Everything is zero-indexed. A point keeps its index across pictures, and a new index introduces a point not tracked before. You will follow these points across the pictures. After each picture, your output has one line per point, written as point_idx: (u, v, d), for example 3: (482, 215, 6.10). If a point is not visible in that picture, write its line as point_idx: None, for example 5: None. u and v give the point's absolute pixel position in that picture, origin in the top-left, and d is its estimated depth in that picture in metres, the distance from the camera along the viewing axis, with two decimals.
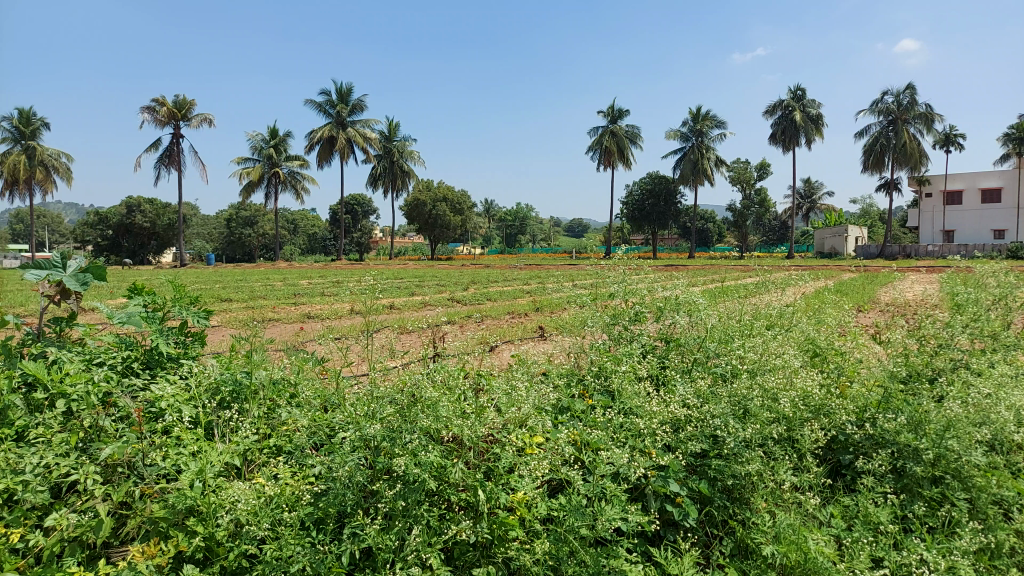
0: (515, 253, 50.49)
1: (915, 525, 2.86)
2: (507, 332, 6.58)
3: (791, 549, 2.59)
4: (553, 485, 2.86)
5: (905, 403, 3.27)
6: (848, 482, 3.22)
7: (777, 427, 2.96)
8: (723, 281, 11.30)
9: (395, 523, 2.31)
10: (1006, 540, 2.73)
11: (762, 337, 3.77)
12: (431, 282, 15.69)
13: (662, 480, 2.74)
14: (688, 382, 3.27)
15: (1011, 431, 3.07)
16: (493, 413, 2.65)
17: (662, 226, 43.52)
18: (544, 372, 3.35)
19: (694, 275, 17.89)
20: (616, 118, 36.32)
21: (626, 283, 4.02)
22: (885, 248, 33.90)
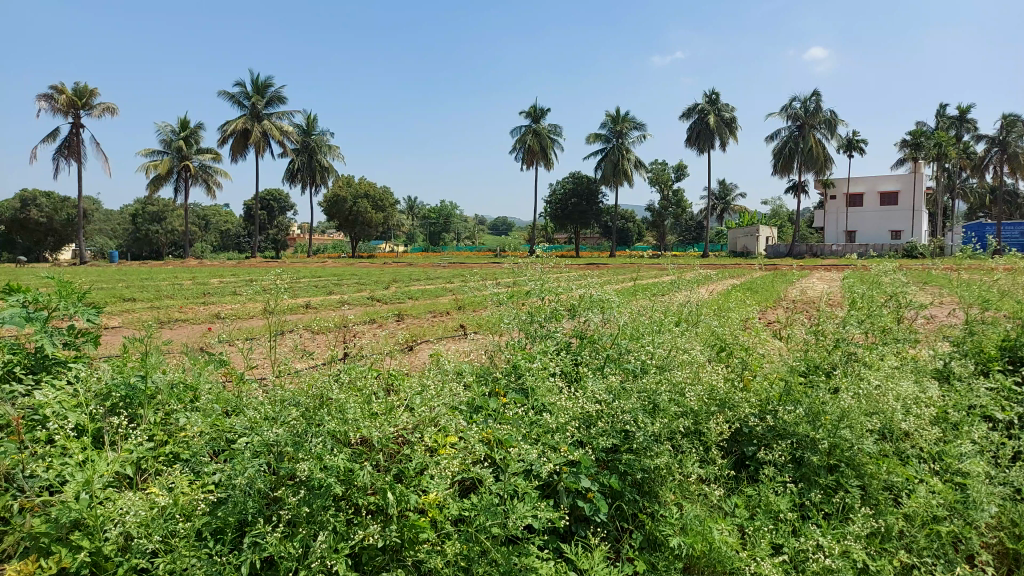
0: (439, 250, 50.14)
1: (812, 512, 3.00)
2: (426, 331, 6.47)
3: (696, 540, 2.69)
4: (465, 485, 2.83)
5: (804, 395, 3.42)
6: (751, 473, 3.33)
7: (684, 421, 3.05)
8: (642, 280, 11.55)
9: (298, 530, 2.24)
10: (894, 523, 2.92)
11: (671, 333, 3.84)
12: (351, 280, 15.36)
13: (574, 475, 2.75)
14: (600, 378, 3.29)
15: (900, 420, 3.25)
16: (403, 413, 2.59)
17: (583, 225, 44.18)
18: (458, 371, 3.29)
19: (614, 273, 18.20)
20: (538, 117, 36.62)
21: (544, 281, 3.99)
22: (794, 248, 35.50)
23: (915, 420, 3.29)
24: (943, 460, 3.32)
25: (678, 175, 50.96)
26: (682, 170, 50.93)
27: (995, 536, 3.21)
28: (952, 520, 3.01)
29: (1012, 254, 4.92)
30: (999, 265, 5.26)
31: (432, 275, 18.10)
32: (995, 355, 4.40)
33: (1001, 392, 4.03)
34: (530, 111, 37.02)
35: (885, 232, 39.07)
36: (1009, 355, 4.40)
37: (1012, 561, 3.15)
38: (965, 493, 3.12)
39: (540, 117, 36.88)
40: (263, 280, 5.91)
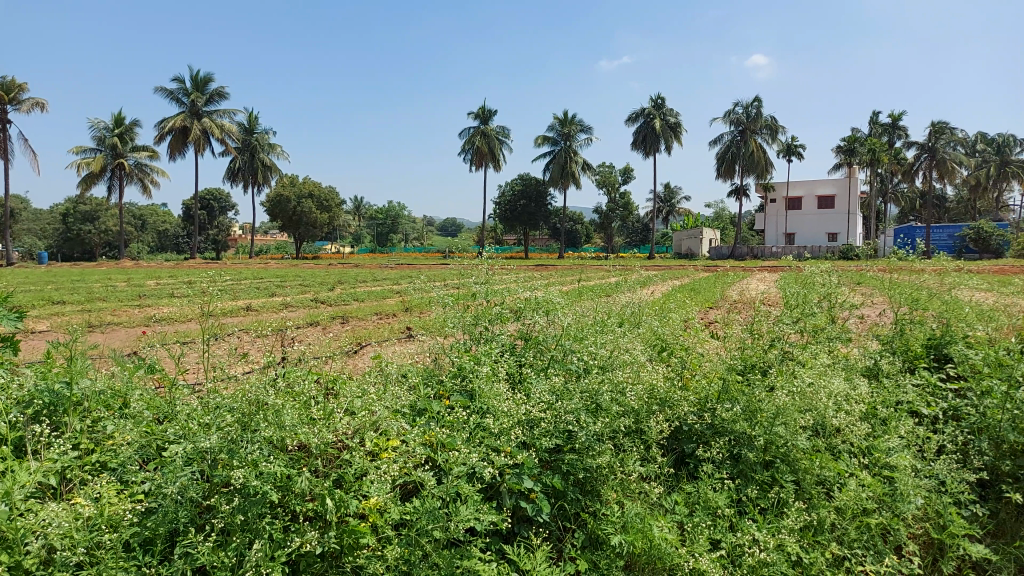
0: (386, 251, 49.62)
1: (749, 508, 3.07)
2: (371, 333, 6.39)
3: (637, 537, 2.73)
4: (405, 489, 2.80)
5: (741, 393, 3.50)
6: (691, 471, 3.39)
7: (626, 420, 3.08)
8: (588, 282, 11.65)
9: (232, 539, 2.18)
10: (826, 517, 3.03)
11: (614, 334, 3.87)
12: (295, 282, 15.05)
13: (517, 476, 2.74)
14: (544, 379, 3.28)
15: (832, 416, 3.36)
16: (342, 417, 2.54)
17: (532, 227, 44.36)
18: (401, 375, 3.25)
19: (561, 275, 18.31)
20: (486, 118, 36.60)
21: (490, 282, 3.97)
22: (736, 249, 36.36)
23: (846, 416, 3.41)
24: (872, 454, 3.44)
25: (624, 178, 51.66)
26: (629, 173, 51.64)
27: (921, 527, 3.35)
28: (881, 512, 3.13)
29: (938, 256, 5.13)
30: (925, 267, 5.50)
31: (378, 277, 17.91)
32: (921, 353, 4.59)
33: (927, 388, 4.20)
34: (478, 112, 36.99)
35: (822, 235, 40.39)
36: (935, 353, 4.60)
37: (937, 550, 3.28)
38: (893, 485, 3.24)
39: (488, 117, 36.88)
40: (200, 282, 5.73)
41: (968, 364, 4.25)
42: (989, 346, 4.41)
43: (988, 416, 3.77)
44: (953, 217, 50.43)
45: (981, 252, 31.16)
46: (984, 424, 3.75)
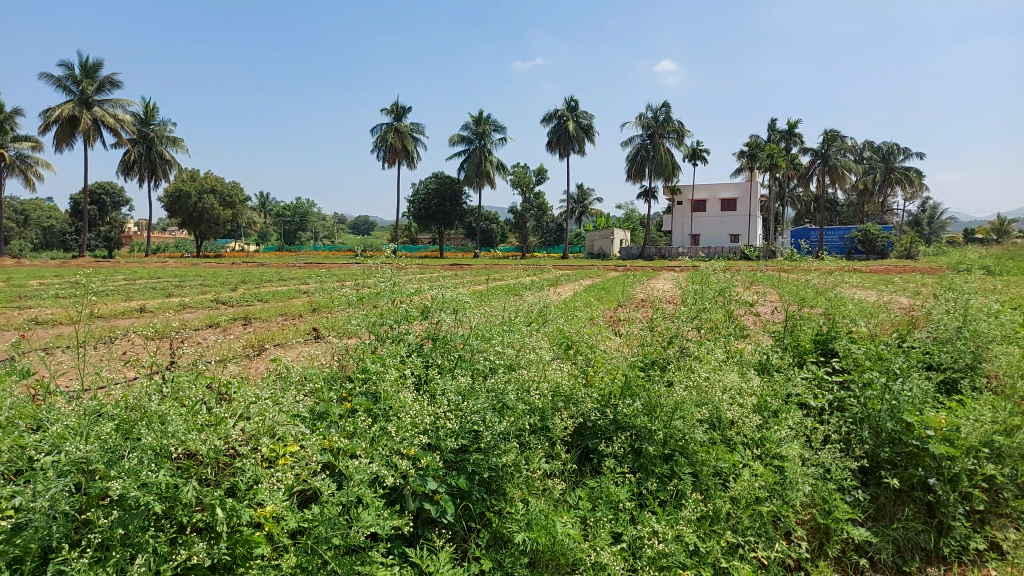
0: (296, 250, 48.25)
1: (649, 500, 3.18)
2: (272, 336, 6.13)
3: (541, 533, 2.75)
4: (302, 495, 2.70)
5: (643, 388, 3.59)
6: (595, 466, 3.46)
7: (531, 418, 3.08)
8: (502, 282, 11.72)
9: (112, 554, 2.06)
10: (722, 507, 3.18)
11: (520, 333, 3.86)
12: (194, 281, 14.38)
13: (420, 478, 2.70)
14: (450, 379, 3.19)
15: (726, 409, 3.50)
16: (234, 424, 2.44)
17: (446, 226, 44.17)
18: (300, 378, 3.11)
19: (474, 274, 18.34)
20: (399, 116, 36.15)
21: (396, 281, 3.79)
22: (645, 249, 37.44)
23: (739, 409, 3.55)
24: (764, 445, 3.61)
25: (538, 178, 52.19)
26: (542, 174, 52.21)
27: (808, 513, 3.53)
28: (772, 500, 3.30)
29: (824, 256, 5.45)
30: (814, 266, 5.80)
31: (285, 276, 17.37)
32: (810, 348, 4.82)
33: (815, 381, 4.42)
34: (391, 109, 36.45)
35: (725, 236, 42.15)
36: (822, 348, 4.83)
37: (823, 535, 3.49)
38: (783, 474, 3.42)
39: (401, 115, 36.43)
40: (84, 282, 5.38)
41: (851, 358, 4.52)
42: (870, 341, 4.72)
43: (869, 406, 4.02)
44: (844, 220, 53.78)
45: (868, 253, 33.37)
46: (865, 414, 4.00)
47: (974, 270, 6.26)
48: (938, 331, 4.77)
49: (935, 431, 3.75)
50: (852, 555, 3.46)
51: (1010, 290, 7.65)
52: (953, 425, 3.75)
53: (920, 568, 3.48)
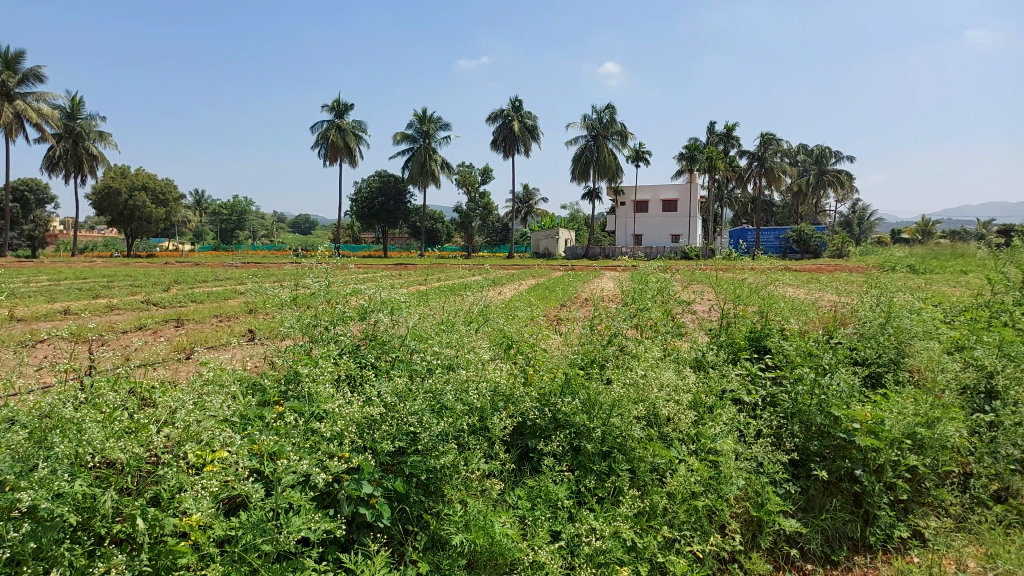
0: (234, 249, 46.93)
1: (588, 498, 3.21)
2: (205, 337, 5.93)
3: (479, 535, 2.74)
4: (231, 502, 2.62)
5: (581, 387, 3.61)
6: (534, 465, 3.45)
7: (470, 418, 3.03)
8: (444, 281, 11.64)
9: (23, 568, 1.95)
10: (658, 502, 3.23)
11: (459, 332, 3.82)
12: (123, 282, 13.82)
13: (355, 482, 2.65)
14: (386, 380, 3.12)
15: (662, 406, 3.55)
16: (158, 430, 2.34)
17: (390, 226, 43.73)
18: (228, 380, 3.00)
19: (417, 273, 18.17)
20: (341, 113, 35.56)
21: (329, 281, 3.70)
22: (590, 249, 37.86)
23: (675, 406, 3.60)
24: (700, 440, 3.68)
25: (483, 178, 52.13)
26: (487, 173, 52.19)
27: (741, 506, 3.62)
28: (707, 494, 3.38)
29: (757, 256, 5.59)
30: (749, 265, 5.95)
31: (221, 276, 16.85)
32: (745, 345, 4.93)
33: (749, 377, 4.53)
34: (332, 105, 35.78)
35: (666, 236, 42.97)
36: (756, 345, 4.96)
37: (756, 527, 3.59)
38: (717, 469, 3.51)
39: (343, 111, 35.83)
40: None
41: (783, 355, 4.65)
42: (800, 338, 4.86)
43: (799, 401, 4.14)
44: (780, 221, 55.54)
45: (803, 253, 34.51)
46: (796, 409, 4.11)
47: (898, 268, 6.53)
48: (864, 327, 4.96)
49: (861, 423, 3.90)
50: (784, 546, 3.57)
51: (931, 288, 8.03)
52: (878, 417, 3.90)
53: (847, 556, 3.63)
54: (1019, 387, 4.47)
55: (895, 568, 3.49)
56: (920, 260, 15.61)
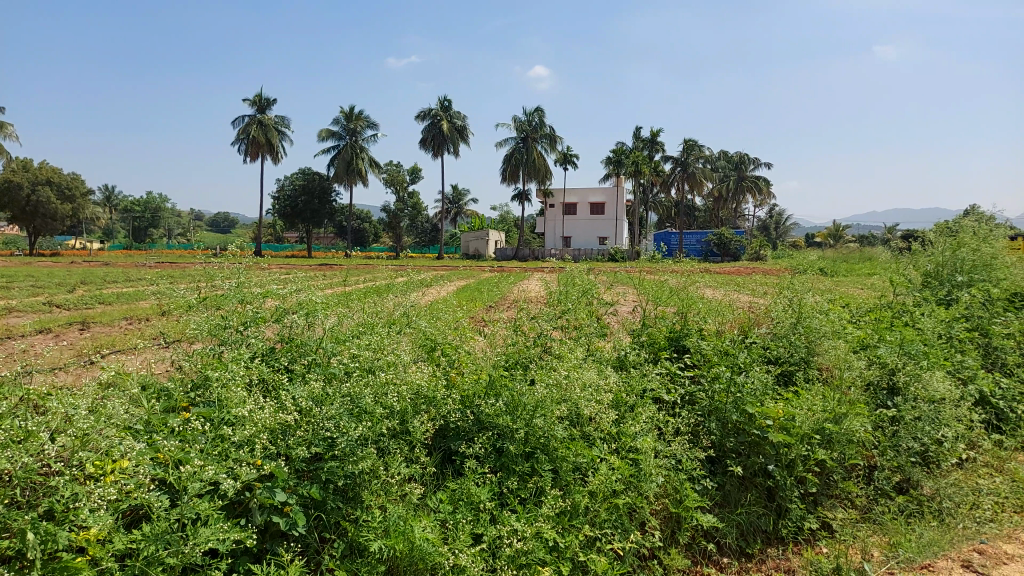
0: (149, 248, 44.85)
1: (510, 500, 3.20)
2: (111, 341, 5.62)
3: (398, 540, 2.70)
4: (133, 514, 2.48)
5: (505, 388, 3.58)
6: (457, 467, 3.42)
7: (390, 422, 2.96)
8: (369, 282, 11.43)
9: None
10: (581, 502, 3.26)
11: (380, 334, 3.72)
12: (23, 283, 12.99)
13: (268, 490, 2.55)
14: (302, 384, 3.01)
15: (584, 406, 3.57)
16: (49, 441, 2.18)
17: (315, 225, 42.80)
18: (129, 387, 2.83)
19: (343, 274, 17.81)
20: (264, 108, 34.52)
21: (242, 282, 3.53)
22: (519, 251, 38.08)
23: (596, 406, 3.63)
24: (620, 439, 3.74)
25: (411, 178, 51.64)
26: (416, 173, 51.72)
27: (661, 503, 3.69)
28: (627, 492, 3.44)
29: (678, 258, 5.71)
30: (670, 267, 6.08)
31: (134, 276, 16.09)
32: (665, 345, 5.02)
33: (668, 376, 4.61)
34: (254, 100, 34.68)
35: (594, 239, 43.72)
36: (676, 345, 5.07)
37: (675, 523, 3.67)
38: (638, 467, 3.56)
39: (265, 106, 34.77)
40: None
41: (701, 354, 4.75)
42: (718, 338, 5.00)
43: (716, 399, 4.25)
44: (702, 224, 57.30)
45: (723, 256, 35.73)
46: (713, 407, 4.22)
47: (810, 271, 6.81)
48: (778, 327, 5.14)
49: (774, 420, 4.03)
50: (701, 541, 3.67)
51: (840, 289, 8.42)
52: (790, 414, 4.05)
53: (761, 549, 3.78)
54: (917, 383, 4.72)
55: (805, 559, 3.64)
56: (831, 262, 16.37)
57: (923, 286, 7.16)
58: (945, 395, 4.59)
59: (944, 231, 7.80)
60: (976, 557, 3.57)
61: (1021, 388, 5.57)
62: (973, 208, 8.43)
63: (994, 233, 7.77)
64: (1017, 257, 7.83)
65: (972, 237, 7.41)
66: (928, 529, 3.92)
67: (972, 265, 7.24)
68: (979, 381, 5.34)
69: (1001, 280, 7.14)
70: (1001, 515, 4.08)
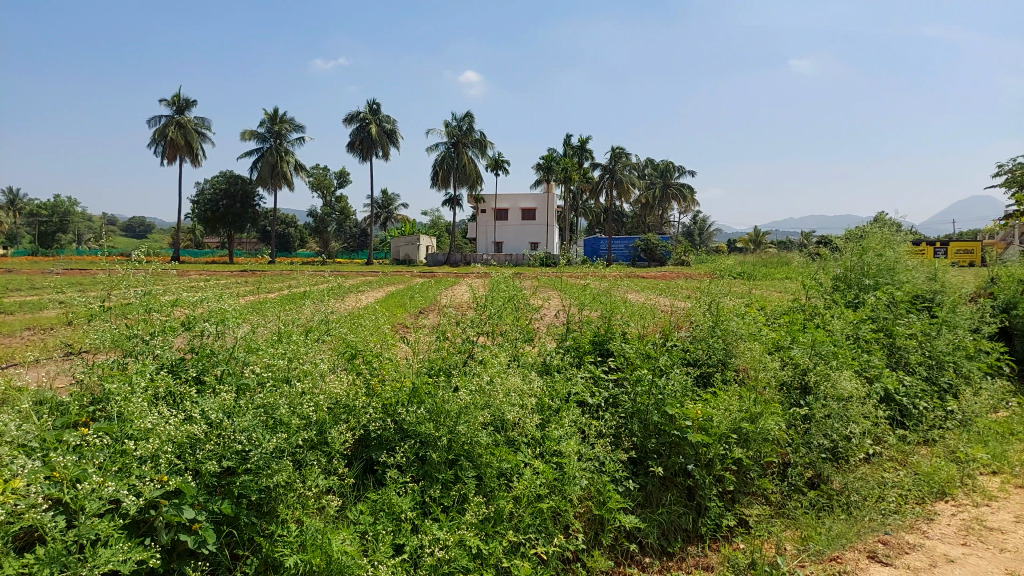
0: (57, 254, 42.46)
1: (432, 508, 3.17)
2: (9, 354, 5.28)
3: (315, 554, 2.63)
4: (25, 537, 2.33)
5: (428, 395, 3.54)
6: (378, 477, 3.36)
7: (306, 433, 2.88)
8: (294, 287, 11.17)
9: None
10: (504, 507, 3.26)
11: (298, 342, 3.62)
12: None
13: (176, 507, 2.44)
14: (212, 395, 2.88)
15: (508, 412, 3.56)
16: None
17: (239, 229, 41.53)
18: (22, 403, 2.65)
19: (266, 281, 17.32)
20: (183, 108, 33.28)
21: (150, 290, 3.37)
22: (451, 256, 37.98)
23: (520, 411, 3.62)
24: (545, 443, 3.75)
25: (340, 182, 50.78)
26: (344, 177, 50.88)
27: (584, 505, 3.72)
28: (552, 496, 3.46)
29: (601, 263, 5.80)
30: (594, 272, 6.17)
31: (39, 284, 15.22)
32: (589, 349, 5.09)
33: (592, 380, 4.67)
34: (172, 100, 33.38)
35: (525, 244, 43.96)
36: (599, 348, 5.14)
37: (598, 525, 3.72)
38: (562, 471, 3.59)
39: (184, 107, 33.52)
40: None
41: (624, 357, 4.84)
42: (640, 341, 5.10)
43: (638, 401, 4.32)
44: (630, 230, 58.55)
45: (651, 261, 36.64)
46: (635, 409, 4.28)
47: (728, 275, 7.03)
48: (696, 331, 5.28)
49: (693, 421, 4.13)
50: (624, 542, 3.72)
51: (757, 293, 8.74)
52: (707, 414, 4.16)
53: (681, 547, 3.87)
54: (827, 382, 4.95)
55: (722, 555, 3.75)
56: (750, 266, 17.00)
57: (833, 289, 7.50)
58: (852, 393, 4.81)
59: (852, 236, 8.19)
60: (880, 547, 3.76)
61: (921, 385, 5.91)
62: (876, 215, 8.91)
63: (896, 239, 8.22)
64: (918, 262, 8.31)
65: (877, 242, 7.82)
66: (838, 522, 4.09)
67: (877, 269, 7.64)
68: (883, 379, 5.63)
69: (903, 283, 7.56)
70: (904, 507, 4.29)
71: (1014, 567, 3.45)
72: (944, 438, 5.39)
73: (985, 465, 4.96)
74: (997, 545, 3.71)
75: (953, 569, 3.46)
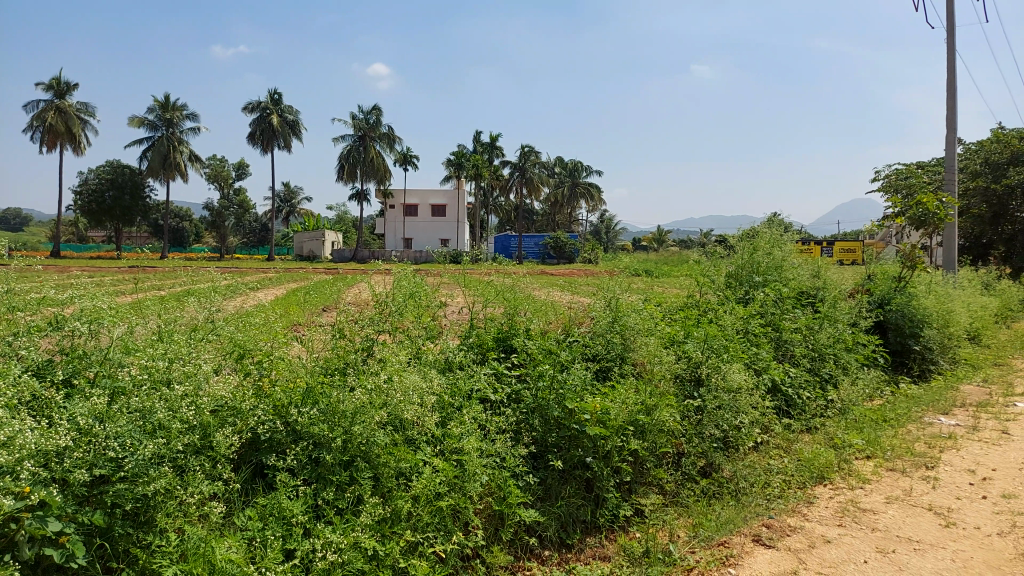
0: None
1: (326, 511, 3.09)
2: None
3: (197, 563, 2.53)
4: None
5: (323, 395, 3.45)
6: (268, 481, 3.25)
7: (188, 437, 2.74)
8: (186, 284, 10.64)
9: None
10: (402, 506, 3.22)
11: (181, 341, 3.43)
12: None
13: (40, 519, 2.27)
14: (82, 400, 2.69)
15: (407, 411, 3.51)
16: None
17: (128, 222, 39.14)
18: None
19: (158, 279, 16.42)
20: (62, 93, 31.11)
21: (11, 288, 3.10)
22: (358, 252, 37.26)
23: (419, 409, 3.57)
24: (445, 441, 3.72)
25: (239, 174, 48.82)
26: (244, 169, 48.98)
27: (484, 501, 3.72)
28: (451, 494, 3.43)
29: (504, 260, 5.83)
30: (498, 269, 6.18)
31: None
32: (492, 345, 5.09)
33: (495, 376, 4.67)
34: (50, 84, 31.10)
35: (435, 240, 43.71)
36: (502, 344, 5.16)
37: (498, 521, 3.72)
38: (461, 468, 3.58)
39: (65, 92, 31.32)
40: None
41: (526, 353, 4.86)
42: (543, 337, 5.15)
43: (539, 397, 4.36)
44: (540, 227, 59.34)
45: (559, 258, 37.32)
46: (536, 404, 4.32)
47: (626, 272, 7.20)
48: (595, 326, 5.39)
49: (591, 414, 4.21)
50: (523, 537, 3.74)
51: (656, 289, 9.01)
52: (605, 408, 4.26)
53: (580, 539, 3.92)
54: (718, 375, 5.17)
55: (618, 545, 3.83)
56: (653, 265, 17.58)
57: (725, 286, 7.84)
58: (741, 385, 5.08)
59: (744, 235, 8.59)
60: (764, 530, 3.95)
61: (806, 376, 6.26)
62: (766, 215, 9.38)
63: (784, 238, 8.68)
64: (803, 260, 8.80)
65: (766, 241, 8.23)
66: (727, 508, 4.27)
67: (766, 266, 8.05)
68: (771, 371, 5.92)
69: (789, 280, 7.98)
70: (788, 492, 4.54)
71: (885, 544, 3.71)
72: (825, 426, 5.75)
73: (861, 450, 5.31)
74: (869, 525, 3.98)
75: (830, 549, 3.68)
